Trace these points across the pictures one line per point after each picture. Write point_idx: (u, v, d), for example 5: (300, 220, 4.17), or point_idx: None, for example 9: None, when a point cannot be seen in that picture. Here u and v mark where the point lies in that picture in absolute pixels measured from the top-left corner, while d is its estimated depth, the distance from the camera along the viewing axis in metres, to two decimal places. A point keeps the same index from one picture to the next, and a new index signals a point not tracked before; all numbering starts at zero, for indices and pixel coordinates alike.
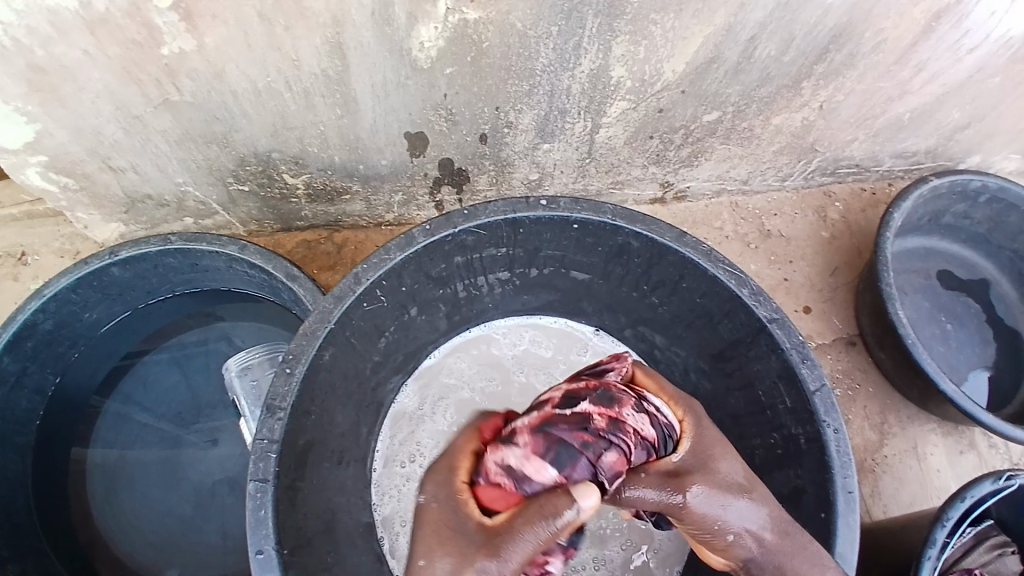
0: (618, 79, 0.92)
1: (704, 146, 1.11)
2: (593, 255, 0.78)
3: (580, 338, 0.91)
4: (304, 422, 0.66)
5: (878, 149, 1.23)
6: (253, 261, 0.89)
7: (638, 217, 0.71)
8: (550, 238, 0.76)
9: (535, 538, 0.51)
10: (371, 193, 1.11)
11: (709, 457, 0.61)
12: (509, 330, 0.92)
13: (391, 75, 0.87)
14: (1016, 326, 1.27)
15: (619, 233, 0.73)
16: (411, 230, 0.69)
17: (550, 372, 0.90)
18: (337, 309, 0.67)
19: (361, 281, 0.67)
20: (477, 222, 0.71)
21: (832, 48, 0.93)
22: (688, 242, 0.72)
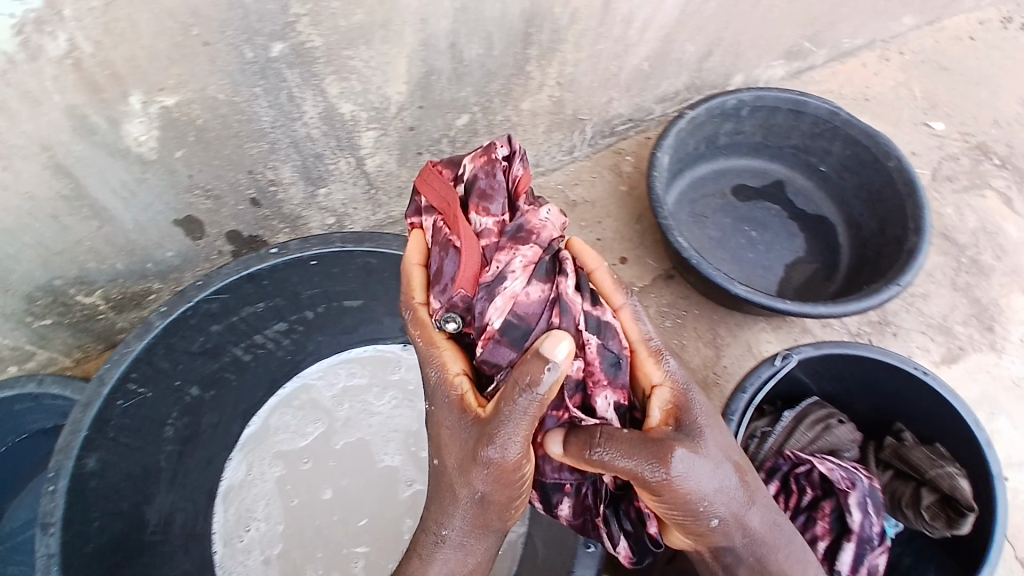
0: (351, 114, 0.98)
1: (477, 147, 1.19)
2: (348, 280, 0.85)
3: (390, 357, 0.99)
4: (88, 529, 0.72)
5: (640, 101, 1.34)
6: (55, 391, 0.92)
7: (364, 238, 0.80)
8: (299, 279, 0.84)
9: (524, 396, 0.57)
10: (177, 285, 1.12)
11: (686, 424, 0.66)
12: (324, 374, 0.98)
13: (125, 175, 0.90)
14: (821, 211, 1.36)
15: (354, 256, 0.81)
16: (148, 317, 0.76)
17: (367, 398, 0.97)
18: (88, 415, 0.72)
19: (105, 381, 0.72)
20: (212, 288, 0.78)
21: (534, 30, 1.02)
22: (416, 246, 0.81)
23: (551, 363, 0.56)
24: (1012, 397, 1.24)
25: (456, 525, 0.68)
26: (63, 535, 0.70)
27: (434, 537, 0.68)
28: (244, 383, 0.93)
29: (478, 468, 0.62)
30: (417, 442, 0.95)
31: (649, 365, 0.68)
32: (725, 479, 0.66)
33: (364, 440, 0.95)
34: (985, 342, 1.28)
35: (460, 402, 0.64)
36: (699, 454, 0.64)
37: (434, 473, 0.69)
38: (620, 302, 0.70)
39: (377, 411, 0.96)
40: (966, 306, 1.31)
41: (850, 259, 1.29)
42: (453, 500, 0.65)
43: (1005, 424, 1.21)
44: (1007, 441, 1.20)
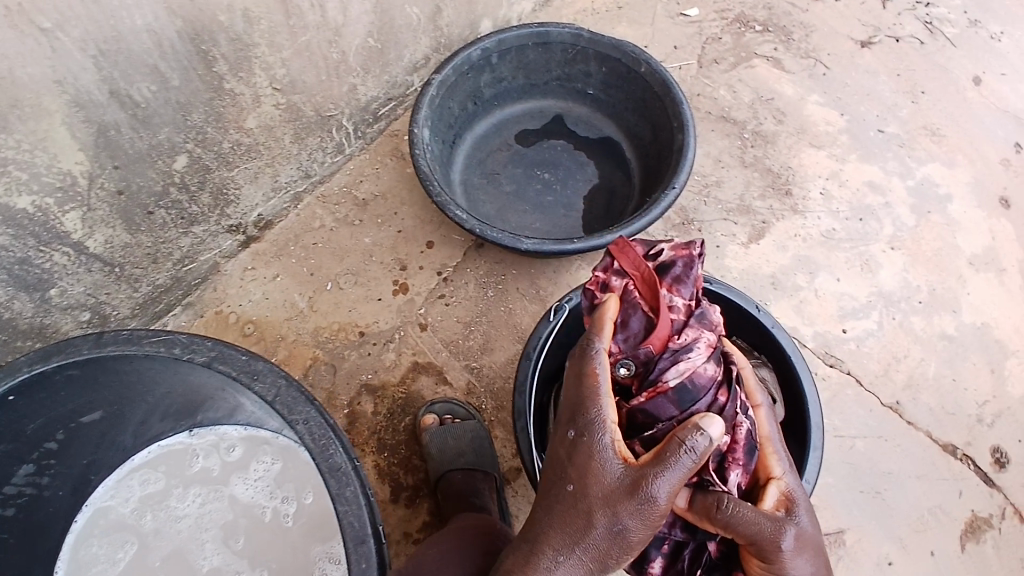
0: (35, 205, 0.87)
1: (224, 179, 1.10)
2: (68, 399, 0.78)
3: (182, 448, 0.91)
4: None
5: (388, 78, 1.25)
6: None
7: (48, 352, 0.71)
8: (16, 416, 0.75)
9: (688, 453, 0.57)
10: None
11: (804, 513, 0.66)
12: (115, 491, 0.89)
13: None
14: (603, 131, 1.35)
15: (52, 372, 0.72)
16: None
17: (170, 500, 0.90)
18: None
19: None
20: None
21: (206, 44, 0.92)
22: (109, 340, 0.73)
23: (705, 430, 0.57)
24: (823, 253, 1.29)
25: (563, 560, 0.59)
26: None
27: (544, 563, 0.59)
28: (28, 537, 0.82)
29: (625, 505, 0.58)
30: (231, 534, 0.88)
31: (774, 461, 0.69)
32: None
33: (179, 547, 0.88)
34: (787, 207, 1.32)
35: (615, 443, 0.61)
36: (810, 548, 0.64)
37: (549, 501, 0.62)
38: (760, 397, 0.72)
39: (184, 514, 0.90)
40: (760, 179, 1.34)
41: (639, 176, 1.29)
42: (583, 526, 0.59)
43: (823, 281, 1.27)
44: (828, 296, 1.26)
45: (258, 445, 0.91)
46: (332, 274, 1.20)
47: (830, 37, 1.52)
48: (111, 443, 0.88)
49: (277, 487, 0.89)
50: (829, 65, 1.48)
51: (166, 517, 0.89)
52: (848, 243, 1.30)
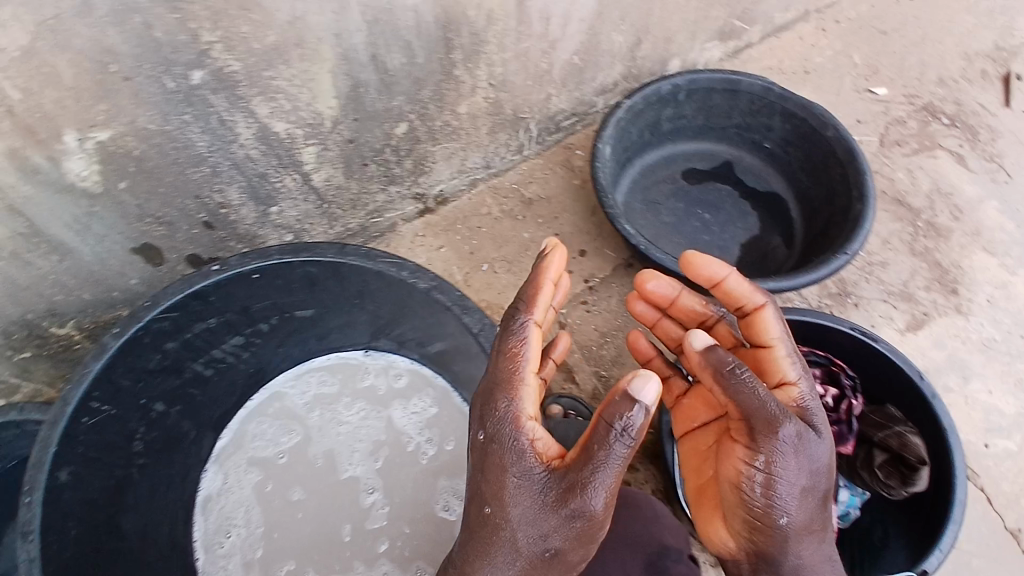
0: (286, 132, 1.01)
1: (422, 153, 1.23)
2: (295, 292, 0.88)
3: (355, 364, 1.00)
4: (55, 540, 0.71)
5: (579, 94, 1.35)
6: (34, 416, 0.99)
7: (299, 248, 0.80)
8: (249, 294, 0.85)
9: (621, 441, 0.60)
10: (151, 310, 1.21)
11: (824, 441, 0.69)
12: (294, 382, 0.99)
13: (74, 210, 0.93)
14: (771, 187, 1.38)
15: (294, 266, 0.82)
16: (103, 339, 0.74)
17: (335, 406, 0.99)
18: (55, 432, 0.71)
19: (68, 400, 0.72)
20: (161, 307, 0.77)
21: (453, 35, 1.03)
22: (349, 250, 0.81)
23: (641, 400, 0.59)
24: (983, 362, 1.22)
25: (508, 567, 0.66)
26: (42, 543, 0.69)
27: (484, 568, 0.66)
28: (211, 398, 0.93)
29: (556, 518, 0.63)
30: (375, 452, 0.97)
31: (789, 366, 0.73)
32: (807, 469, 0.68)
33: (330, 449, 0.97)
34: (951, 305, 1.27)
35: (533, 448, 0.64)
36: (815, 482, 0.69)
37: (478, 513, 0.66)
38: (765, 297, 0.77)
39: (345, 421, 0.98)
40: (926, 270, 1.30)
41: (802, 234, 1.31)
42: (515, 534, 0.64)
43: (976, 390, 1.20)
44: (979, 406, 1.19)
45: (422, 385, 0.99)
46: (490, 258, 1.30)
47: (1018, 146, 1.46)
48: (290, 346, 0.97)
49: (430, 427, 0.97)
50: (1013, 172, 1.42)
51: (327, 420, 0.98)
52: (1012, 359, 1.23)
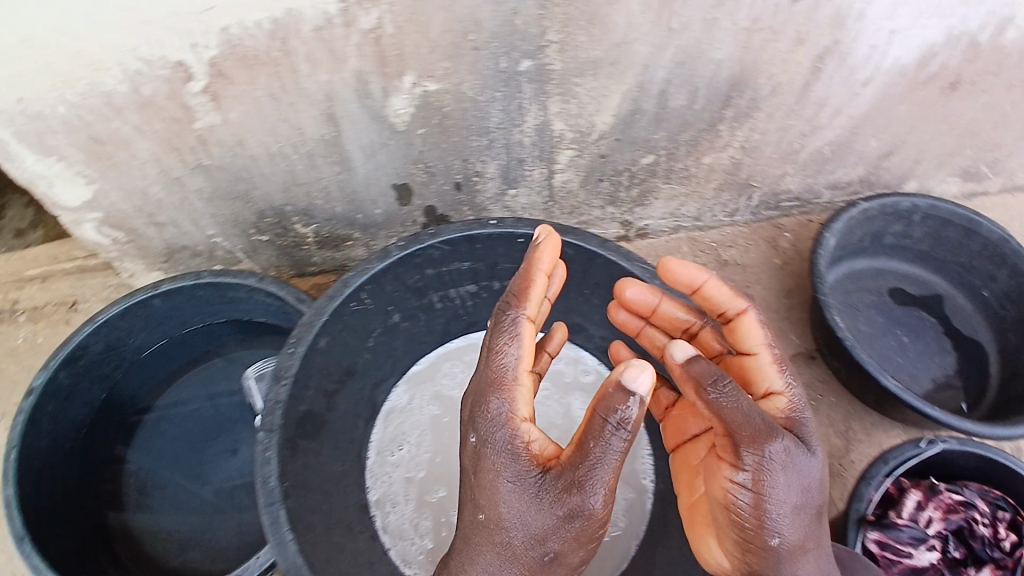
0: (560, 131, 1.12)
1: (649, 186, 1.29)
2: None
3: None
4: (301, 394, 0.84)
5: (812, 182, 1.37)
6: (269, 288, 1.12)
7: (568, 228, 0.93)
8: (503, 253, 0.98)
9: (616, 440, 0.64)
10: (370, 238, 1.37)
11: (810, 456, 0.72)
12: None
13: (375, 137, 1.11)
14: (977, 335, 1.33)
15: (555, 243, 0.94)
16: (388, 245, 0.91)
17: None
18: (330, 304, 0.87)
19: (347, 284, 0.88)
20: (440, 238, 0.93)
21: (735, 95, 1.11)
22: (610, 246, 0.93)
23: (633, 396, 0.63)
24: None
25: (504, 565, 0.70)
26: (289, 389, 0.82)
27: (482, 562, 0.70)
28: (429, 328, 1.06)
29: (554, 521, 0.66)
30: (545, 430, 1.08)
31: (777, 376, 0.76)
32: (800, 481, 0.71)
33: None
34: None
35: (526, 446, 0.68)
36: (807, 496, 0.71)
37: (477, 508, 0.70)
38: (743, 303, 0.79)
39: None
40: None
41: (998, 393, 1.24)
42: (511, 535, 0.68)
43: None
44: None
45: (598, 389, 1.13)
46: None
47: None
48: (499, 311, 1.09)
49: None
50: None
51: None
52: None
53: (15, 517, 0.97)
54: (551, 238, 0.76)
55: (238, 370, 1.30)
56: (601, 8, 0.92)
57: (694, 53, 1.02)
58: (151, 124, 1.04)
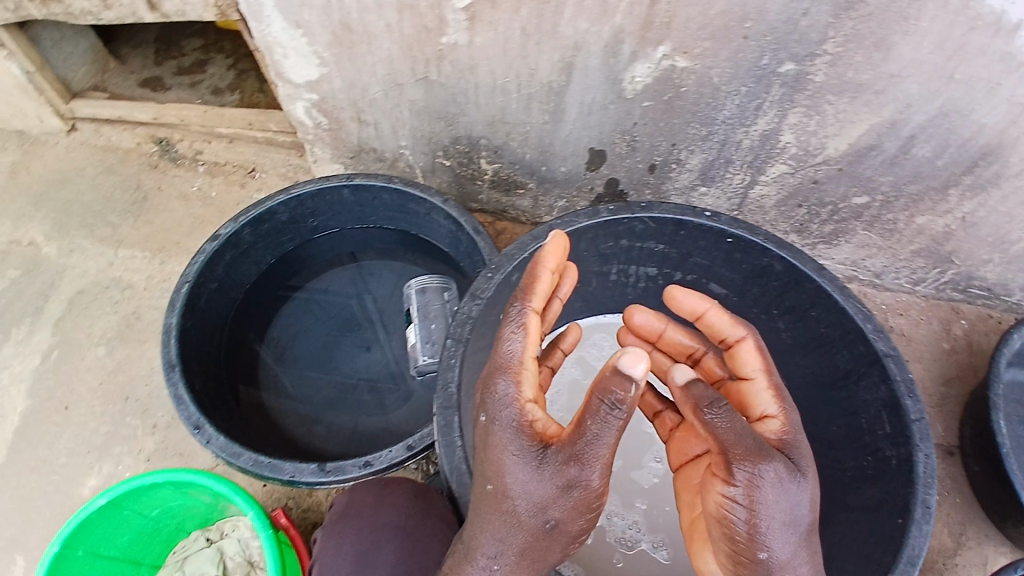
0: (785, 144, 1.10)
1: (846, 228, 1.26)
2: (736, 271, 0.99)
3: None
4: (492, 313, 0.91)
5: (1013, 278, 1.26)
6: (451, 212, 1.16)
7: (786, 244, 0.89)
8: (702, 247, 0.96)
9: (606, 426, 0.62)
10: (542, 193, 1.38)
11: (798, 475, 0.66)
12: None
13: (598, 97, 1.11)
14: None
15: (765, 254, 0.91)
16: (598, 206, 0.92)
17: None
18: (533, 243, 0.91)
19: (553, 231, 0.91)
20: (651, 214, 0.91)
21: (982, 164, 1.03)
22: (826, 275, 0.88)
23: (631, 378, 0.61)
24: None
25: (509, 539, 0.68)
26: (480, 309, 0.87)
27: (489, 534, 0.69)
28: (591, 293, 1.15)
29: (554, 491, 0.65)
30: None
31: (776, 400, 0.73)
32: (795, 503, 0.65)
33: None
34: None
35: (525, 425, 0.67)
36: (792, 516, 0.65)
37: (482, 478, 0.70)
38: (743, 331, 0.81)
39: None
40: None
41: None
42: (515, 515, 0.67)
43: None
44: None
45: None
46: None
47: None
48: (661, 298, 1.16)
49: None
50: None
51: None
52: None
53: (171, 345, 1.03)
54: (558, 238, 0.77)
55: (390, 275, 1.37)
56: (892, 33, 0.87)
57: (963, 108, 0.94)
58: (402, 26, 1.08)
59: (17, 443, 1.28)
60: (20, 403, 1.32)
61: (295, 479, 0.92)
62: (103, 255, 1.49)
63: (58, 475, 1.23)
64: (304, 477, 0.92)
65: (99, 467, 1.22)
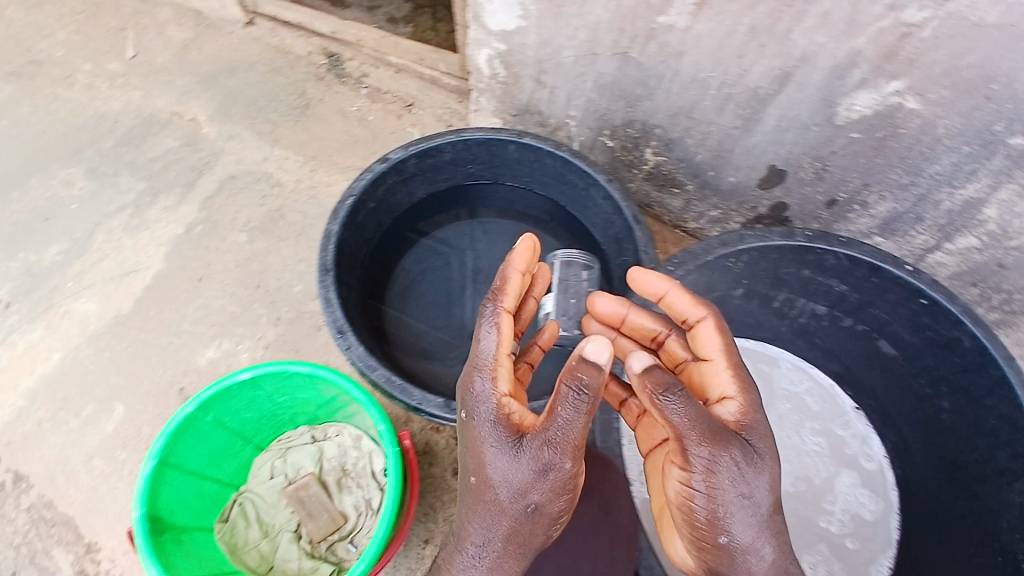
0: (985, 219, 1.04)
1: (1012, 321, 1.18)
2: (916, 337, 0.98)
3: (842, 412, 1.21)
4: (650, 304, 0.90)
5: None
6: (613, 194, 1.17)
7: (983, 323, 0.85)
8: (889, 301, 0.97)
9: (574, 410, 0.63)
10: (696, 197, 1.42)
11: (756, 460, 0.67)
12: (795, 371, 1.23)
13: (804, 115, 1.08)
14: None
15: (958, 326, 0.89)
16: (795, 229, 0.92)
17: (801, 414, 1.21)
18: (719, 248, 0.91)
19: (743, 241, 0.91)
20: (848, 251, 0.91)
21: None
22: (1015, 367, 0.85)
23: (596, 361, 0.63)
24: None
25: (497, 526, 0.70)
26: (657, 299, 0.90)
27: (473, 521, 0.71)
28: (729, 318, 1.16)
29: (532, 475, 0.67)
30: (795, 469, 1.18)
31: (734, 386, 0.73)
32: (752, 487, 0.66)
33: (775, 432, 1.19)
34: None
35: (501, 412, 0.69)
36: (751, 503, 0.66)
37: (466, 469, 0.72)
38: (704, 312, 0.78)
39: (799, 429, 1.20)
40: None
41: None
42: (498, 504, 0.69)
43: None
44: None
45: (874, 485, 1.16)
46: None
47: None
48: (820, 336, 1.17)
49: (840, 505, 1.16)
50: None
51: (784, 412, 1.20)
52: None
53: (327, 251, 1.06)
54: (528, 243, 0.80)
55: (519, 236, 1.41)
56: None
57: None
58: None
59: (144, 298, 1.34)
60: (155, 261, 1.39)
61: (421, 408, 0.94)
62: (258, 150, 1.56)
63: (179, 337, 1.30)
64: (430, 408, 0.93)
65: (219, 341, 1.30)
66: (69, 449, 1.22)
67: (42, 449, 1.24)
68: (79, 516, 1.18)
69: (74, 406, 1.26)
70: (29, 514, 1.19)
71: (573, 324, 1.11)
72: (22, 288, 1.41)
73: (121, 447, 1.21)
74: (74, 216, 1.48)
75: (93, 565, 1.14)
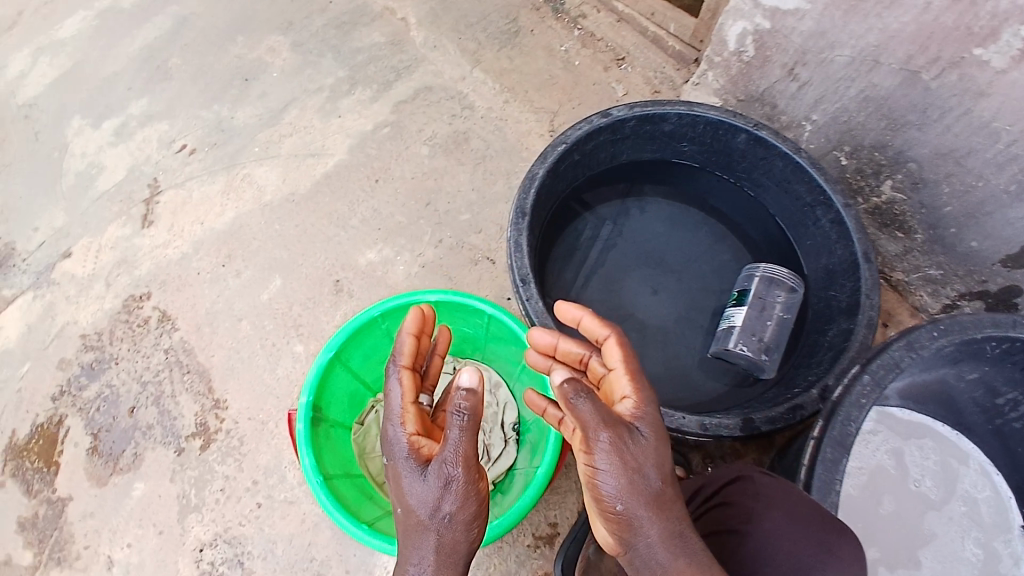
0: None
1: None
2: None
3: (1010, 531, 1.03)
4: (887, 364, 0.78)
5: None
6: (846, 222, 1.03)
7: None
8: None
9: (455, 428, 0.60)
10: (920, 250, 1.23)
11: (648, 437, 0.66)
12: (977, 471, 1.06)
13: None
14: None
15: None
16: None
17: (969, 518, 1.03)
18: (989, 328, 0.81)
19: (1017, 327, 0.81)
20: None
21: None
22: None
23: (468, 387, 0.61)
24: None
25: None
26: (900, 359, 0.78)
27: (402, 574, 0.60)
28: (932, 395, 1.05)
29: (445, 498, 0.59)
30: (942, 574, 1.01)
31: (633, 388, 0.71)
32: (651, 472, 0.64)
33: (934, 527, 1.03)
34: None
35: (409, 444, 0.64)
36: (645, 473, 0.63)
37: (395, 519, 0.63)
38: (607, 329, 0.77)
39: (959, 533, 1.03)
40: None
41: None
42: (418, 540, 0.60)
43: None
44: None
45: None
46: None
47: None
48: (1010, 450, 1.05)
49: None
50: None
51: (952, 511, 1.04)
52: None
53: (529, 193, 1.00)
54: (419, 311, 0.80)
55: (708, 234, 1.28)
56: None
57: None
58: (945, 12, 0.92)
59: (323, 184, 1.35)
60: (340, 151, 1.38)
61: None
62: (458, 65, 1.49)
63: (346, 232, 1.30)
64: None
65: (381, 247, 1.29)
66: (222, 305, 1.22)
67: (194, 297, 1.23)
68: (215, 372, 1.17)
69: (236, 265, 1.26)
70: (166, 356, 1.18)
71: (760, 347, 1.05)
72: (209, 139, 1.39)
73: (270, 317, 1.21)
74: (272, 83, 1.45)
75: (215, 422, 1.13)
